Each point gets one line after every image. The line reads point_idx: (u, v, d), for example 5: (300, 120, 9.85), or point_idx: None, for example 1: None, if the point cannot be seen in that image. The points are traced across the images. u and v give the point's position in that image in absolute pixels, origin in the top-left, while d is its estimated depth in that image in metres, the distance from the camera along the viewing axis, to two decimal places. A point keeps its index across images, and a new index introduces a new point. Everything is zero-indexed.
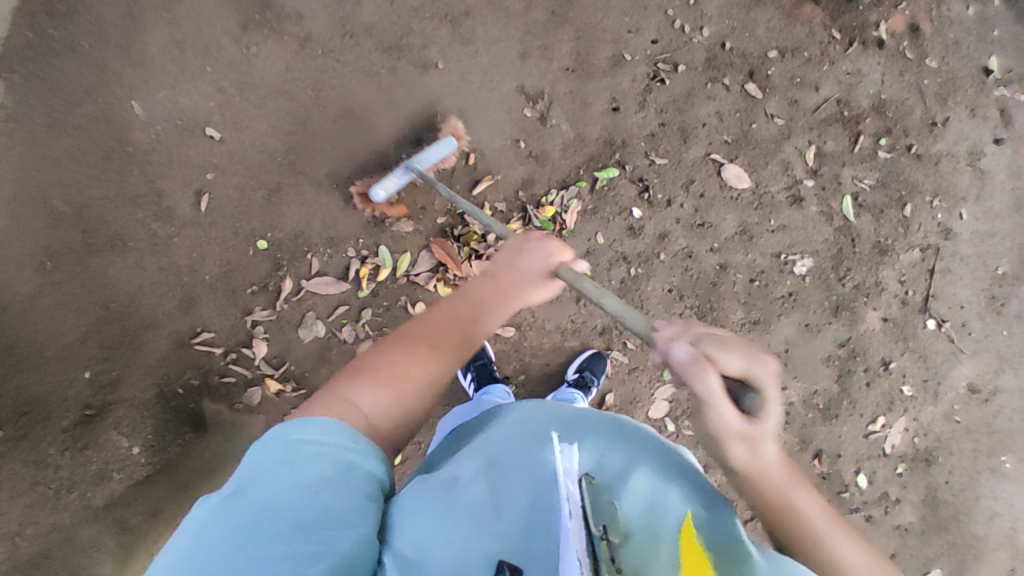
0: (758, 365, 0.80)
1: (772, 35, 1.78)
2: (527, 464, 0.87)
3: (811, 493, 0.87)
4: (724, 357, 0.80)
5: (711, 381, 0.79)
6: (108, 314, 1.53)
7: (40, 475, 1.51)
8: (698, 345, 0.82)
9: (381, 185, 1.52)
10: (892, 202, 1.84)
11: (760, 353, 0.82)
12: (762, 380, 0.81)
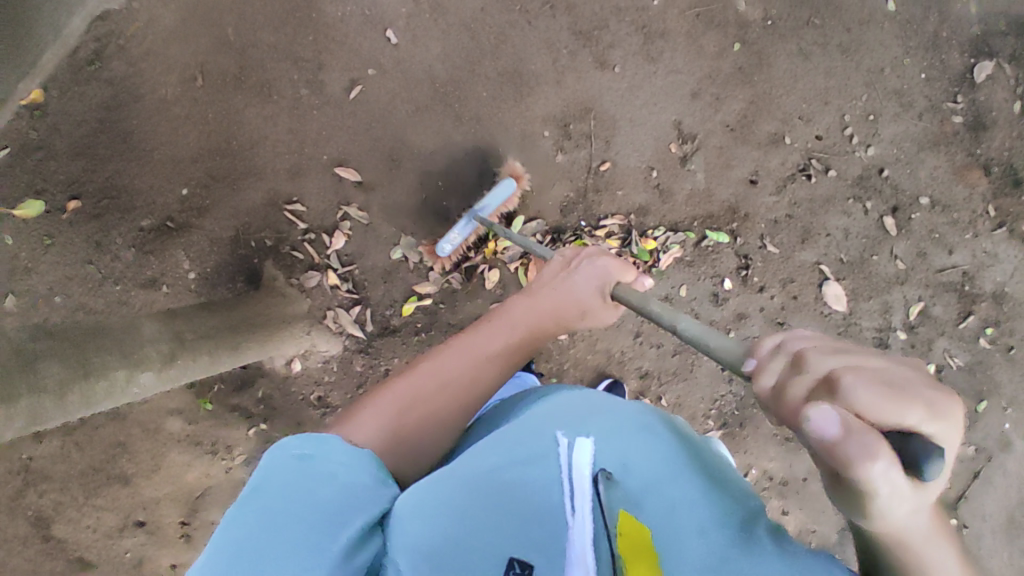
0: (936, 418, 0.53)
1: (931, 183, 1.75)
2: (539, 450, 0.82)
3: (948, 547, 0.62)
4: (886, 411, 0.51)
5: (885, 464, 0.49)
6: (225, 148, 1.59)
7: (100, 258, 1.58)
8: (862, 401, 0.51)
9: (448, 240, 1.56)
10: (968, 391, 1.79)
11: (939, 394, 0.54)
12: (946, 446, 0.53)
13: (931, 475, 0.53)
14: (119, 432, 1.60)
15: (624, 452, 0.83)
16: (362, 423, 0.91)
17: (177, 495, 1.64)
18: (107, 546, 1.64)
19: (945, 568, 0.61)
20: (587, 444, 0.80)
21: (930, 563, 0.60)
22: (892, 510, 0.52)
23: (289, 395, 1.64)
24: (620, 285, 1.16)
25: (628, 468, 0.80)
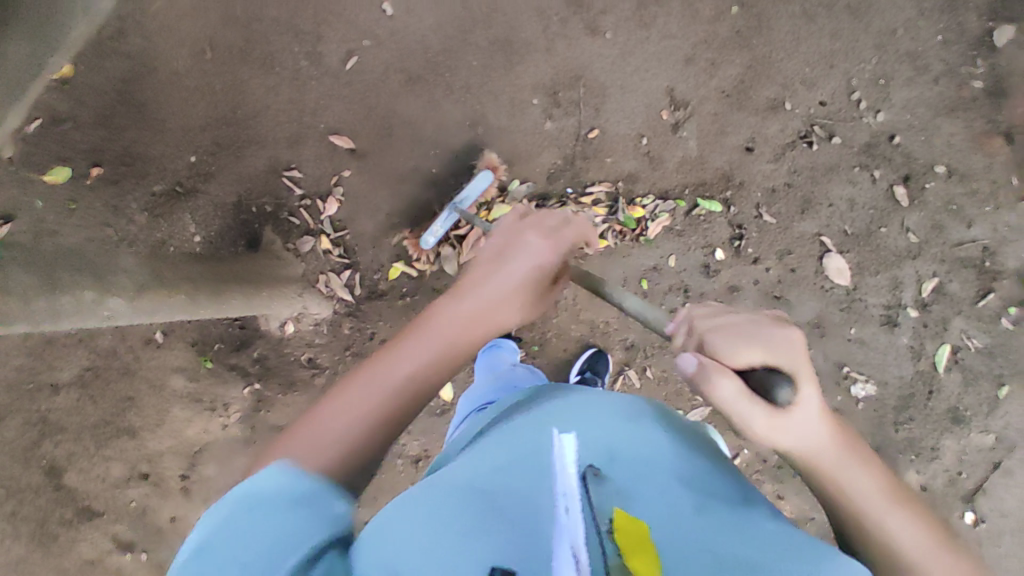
0: (775, 352, 0.80)
1: (948, 151, 1.64)
2: (526, 449, 0.76)
3: (859, 466, 0.81)
4: (738, 352, 0.81)
5: (728, 380, 0.79)
6: (230, 117, 1.69)
7: (116, 221, 1.70)
8: (719, 339, 0.83)
9: (431, 233, 1.59)
10: (989, 375, 1.67)
11: (773, 334, 0.81)
12: (797, 369, 0.80)
13: (786, 392, 0.79)
14: (128, 387, 1.72)
15: (612, 445, 0.77)
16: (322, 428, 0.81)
17: (178, 448, 1.74)
18: (114, 495, 1.75)
19: (840, 471, 0.80)
20: (573, 440, 0.75)
21: (828, 469, 0.80)
22: (754, 416, 0.79)
23: (283, 356, 1.70)
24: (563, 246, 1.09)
25: (618, 462, 0.74)
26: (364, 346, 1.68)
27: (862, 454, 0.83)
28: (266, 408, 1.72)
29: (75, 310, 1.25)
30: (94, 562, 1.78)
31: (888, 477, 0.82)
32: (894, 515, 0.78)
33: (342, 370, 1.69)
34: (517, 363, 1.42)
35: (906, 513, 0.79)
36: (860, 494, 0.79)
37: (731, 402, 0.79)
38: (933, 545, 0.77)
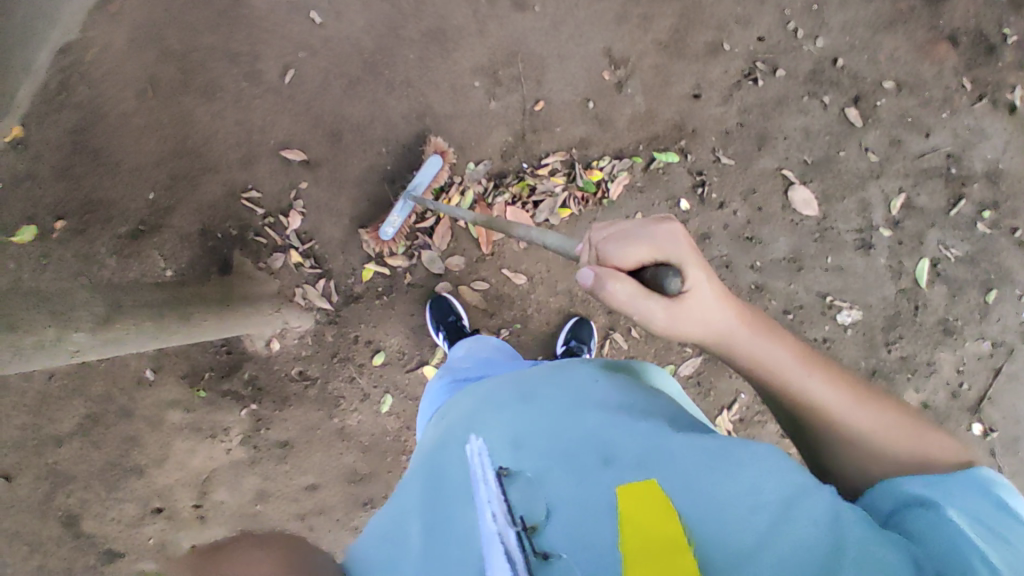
0: (658, 245, 0.85)
1: (894, 66, 1.63)
2: (455, 467, 0.85)
3: (767, 339, 0.89)
4: (625, 254, 0.85)
5: (622, 283, 0.83)
6: (182, 149, 1.70)
7: (89, 269, 1.71)
8: (612, 249, 0.86)
9: (389, 223, 1.59)
10: (973, 282, 1.66)
11: (653, 230, 0.86)
12: (681, 257, 0.85)
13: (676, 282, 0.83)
14: (128, 427, 1.73)
15: (524, 427, 0.84)
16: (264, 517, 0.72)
17: (186, 479, 1.75)
18: (132, 534, 1.77)
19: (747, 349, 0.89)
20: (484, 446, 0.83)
21: (736, 346, 0.89)
22: (653, 312, 0.84)
23: (273, 374, 1.71)
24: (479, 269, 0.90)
25: (527, 444, 0.81)
26: (351, 349, 1.68)
27: (769, 331, 0.90)
28: (266, 426, 1.72)
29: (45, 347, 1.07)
30: None
31: (794, 345, 0.90)
32: (814, 378, 0.84)
33: (333, 377, 1.69)
34: (489, 344, 1.41)
35: (825, 374, 0.85)
36: (784, 369, 0.86)
37: (630, 303, 0.83)
38: (859, 397, 0.83)
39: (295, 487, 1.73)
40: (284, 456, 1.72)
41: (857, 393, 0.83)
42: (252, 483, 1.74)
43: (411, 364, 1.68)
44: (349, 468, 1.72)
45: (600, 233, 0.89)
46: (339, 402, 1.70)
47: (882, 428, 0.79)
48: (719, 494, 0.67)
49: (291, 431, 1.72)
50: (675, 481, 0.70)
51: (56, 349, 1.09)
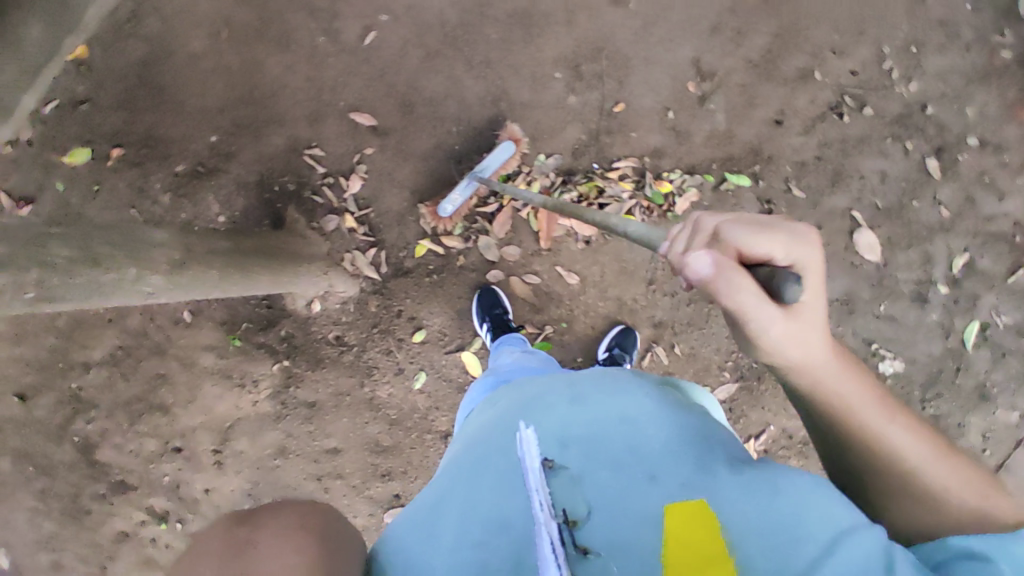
0: (796, 245, 0.69)
1: (982, 122, 1.59)
2: (493, 452, 0.79)
3: (854, 377, 0.77)
4: (751, 244, 0.69)
5: (740, 283, 0.68)
6: (248, 97, 1.67)
7: (142, 203, 1.70)
8: (736, 239, 0.69)
9: (449, 201, 1.58)
10: (1019, 352, 1.65)
11: (794, 227, 0.69)
12: (807, 268, 0.70)
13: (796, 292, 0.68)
14: (159, 365, 1.73)
15: (571, 423, 0.80)
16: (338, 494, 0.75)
17: (209, 424, 1.76)
18: (147, 470, 1.77)
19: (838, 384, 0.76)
20: (533, 434, 0.78)
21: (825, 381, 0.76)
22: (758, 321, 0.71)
23: (311, 335, 1.71)
24: None
25: (576, 443, 0.77)
26: (392, 323, 1.68)
27: (857, 370, 0.78)
28: (296, 384, 1.72)
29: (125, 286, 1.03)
30: (128, 538, 1.79)
31: (881, 388, 0.78)
32: (897, 428, 0.74)
33: (370, 347, 1.69)
34: (525, 349, 1.45)
35: (908, 425, 0.75)
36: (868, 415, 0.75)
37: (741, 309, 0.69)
38: (941, 456, 0.74)
39: (317, 449, 1.74)
40: (310, 417, 1.73)
41: (942, 454, 0.74)
42: (274, 439, 1.75)
43: (451, 346, 1.68)
44: (372, 438, 1.73)
45: (718, 220, 0.71)
46: (372, 372, 1.70)
47: (955, 494, 0.71)
48: (757, 516, 0.66)
49: (320, 393, 1.72)
50: (722, 499, 0.68)
51: (133, 288, 1.05)
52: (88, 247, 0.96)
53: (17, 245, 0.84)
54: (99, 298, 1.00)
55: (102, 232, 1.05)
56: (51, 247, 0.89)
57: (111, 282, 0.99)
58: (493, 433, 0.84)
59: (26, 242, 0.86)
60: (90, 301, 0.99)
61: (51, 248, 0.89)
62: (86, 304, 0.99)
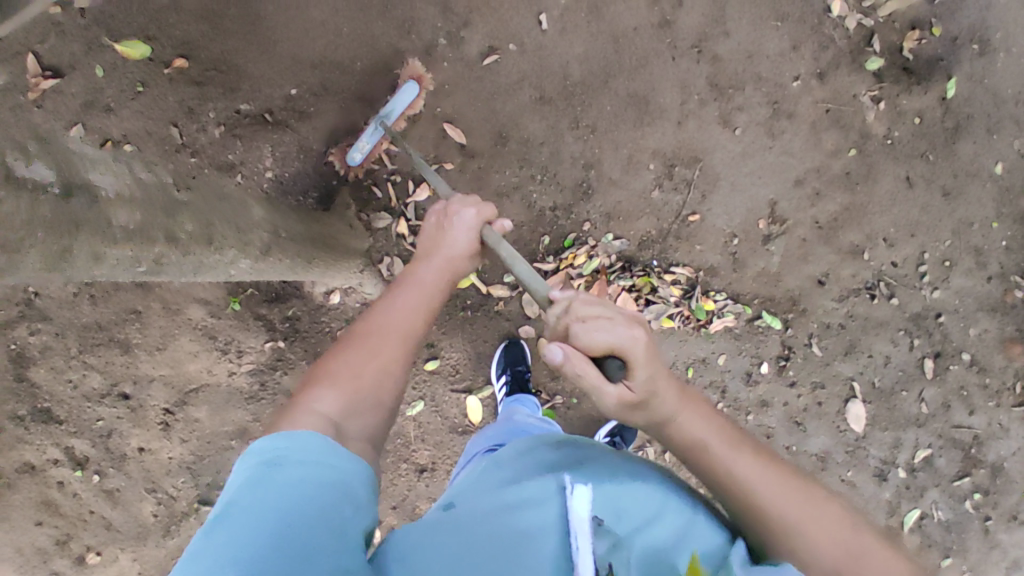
0: (627, 339, 0.86)
1: (976, 343, 1.78)
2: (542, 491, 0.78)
3: (712, 421, 0.86)
4: (590, 336, 0.87)
5: (584, 369, 0.87)
6: (347, 66, 1.57)
7: (186, 124, 1.47)
8: (580, 341, 0.89)
9: (356, 149, 1.53)
10: (941, 546, 1.83)
11: (630, 326, 0.88)
12: (640, 354, 0.86)
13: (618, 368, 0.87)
14: (138, 300, 1.53)
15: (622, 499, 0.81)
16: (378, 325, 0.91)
17: (171, 380, 1.58)
18: (81, 408, 1.56)
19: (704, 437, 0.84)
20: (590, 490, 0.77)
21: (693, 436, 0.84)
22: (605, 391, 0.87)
23: (317, 323, 1.61)
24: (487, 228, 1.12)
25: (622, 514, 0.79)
26: None
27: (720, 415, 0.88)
28: (285, 369, 1.60)
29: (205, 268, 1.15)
30: (31, 473, 1.56)
31: (746, 436, 0.86)
32: (777, 487, 0.79)
33: None
34: (538, 417, 1.40)
35: (779, 480, 0.79)
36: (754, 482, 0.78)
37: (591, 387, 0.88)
38: (803, 496, 0.78)
39: None
40: None
41: (806, 497, 0.78)
42: (237, 418, 1.60)
43: (458, 384, 1.63)
44: None
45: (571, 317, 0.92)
46: None
47: (837, 542, 0.75)
48: None
49: None
50: None
51: (221, 271, 1.17)
52: (208, 227, 1.14)
53: (156, 219, 1.07)
54: (191, 273, 1.14)
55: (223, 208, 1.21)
56: (178, 220, 1.11)
57: (208, 263, 1.14)
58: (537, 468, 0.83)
59: (162, 213, 1.09)
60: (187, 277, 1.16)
61: (179, 221, 1.11)
62: (180, 278, 1.15)
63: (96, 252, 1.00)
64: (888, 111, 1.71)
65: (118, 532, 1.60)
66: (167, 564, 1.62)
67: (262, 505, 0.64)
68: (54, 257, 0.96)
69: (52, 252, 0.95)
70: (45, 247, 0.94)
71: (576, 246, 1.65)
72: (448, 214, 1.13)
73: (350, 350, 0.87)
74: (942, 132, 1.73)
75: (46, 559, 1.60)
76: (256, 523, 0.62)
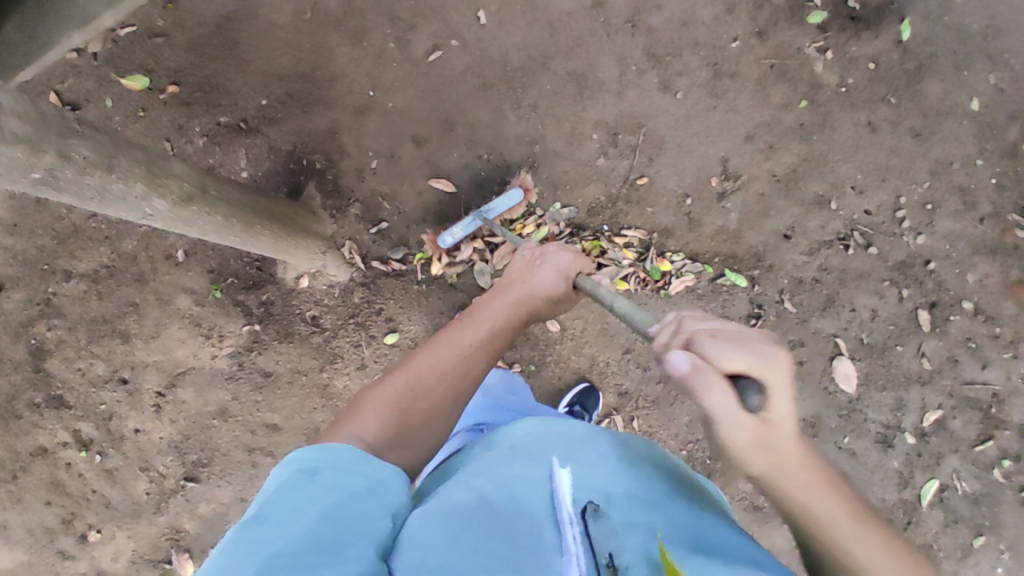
0: (765, 364, 0.67)
1: (977, 290, 1.63)
2: (528, 483, 0.79)
3: (839, 495, 0.69)
4: (723, 354, 0.67)
5: (712, 391, 0.67)
6: (309, 75, 1.76)
7: (177, 139, 1.77)
8: (714, 355, 0.68)
9: (450, 232, 1.65)
10: (968, 522, 1.63)
11: (771, 348, 0.68)
12: (779, 387, 0.68)
13: (755, 398, 0.68)
14: (136, 293, 1.73)
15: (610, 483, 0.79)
16: (453, 347, 0.98)
17: (163, 364, 1.73)
18: (88, 393, 1.73)
19: (828, 511, 0.68)
20: (569, 475, 0.78)
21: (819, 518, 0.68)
22: (730, 426, 0.67)
23: (289, 306, 1.72)
24: (581, 277, 1.22)
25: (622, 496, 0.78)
26: (370, 318, 1.70)
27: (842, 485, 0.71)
28: (259, 351, 1.71)
29: (111, 200, 0.92)
30: (43, 455, 1.73)
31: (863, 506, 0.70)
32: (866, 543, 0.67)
33: (342, 336, 1.69)
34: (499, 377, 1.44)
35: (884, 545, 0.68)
36: (824, 511, 0.68)
37: (712, 414, 0.67)
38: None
39: (258, 420, 1.70)
40: (262, 386, 1.70)
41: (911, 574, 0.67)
42: (219, 397, 1.71)
43: None
44: (314, 426, 1.69)
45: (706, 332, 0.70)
46: (335, 360, 1.69)
47: None
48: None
49: (279, 365, 1.70)
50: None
51: (135, 206, 0.96)
52: (109, 154, 0.89)
53: (47, 132, 0.78)
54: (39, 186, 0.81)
55: (126, 145, 0.96)
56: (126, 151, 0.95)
57: (113, 193, 0.91)
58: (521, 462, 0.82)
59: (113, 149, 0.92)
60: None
61: (73, 142, 0.82)
62: (79, 204, 0.89)
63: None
64: (837, 61, 1.69)
65: (115, 511, 1.72)
66: (158, 542, 1.71)
67: (286, 516, 0.65)
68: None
69: None
70: None
71: (525, 218, 1.70)
72: (542, 254, 1.25)
73: (426, 362, 0.94)
74: (900, 74, 1.67)
75: (50, 540, 1.73)
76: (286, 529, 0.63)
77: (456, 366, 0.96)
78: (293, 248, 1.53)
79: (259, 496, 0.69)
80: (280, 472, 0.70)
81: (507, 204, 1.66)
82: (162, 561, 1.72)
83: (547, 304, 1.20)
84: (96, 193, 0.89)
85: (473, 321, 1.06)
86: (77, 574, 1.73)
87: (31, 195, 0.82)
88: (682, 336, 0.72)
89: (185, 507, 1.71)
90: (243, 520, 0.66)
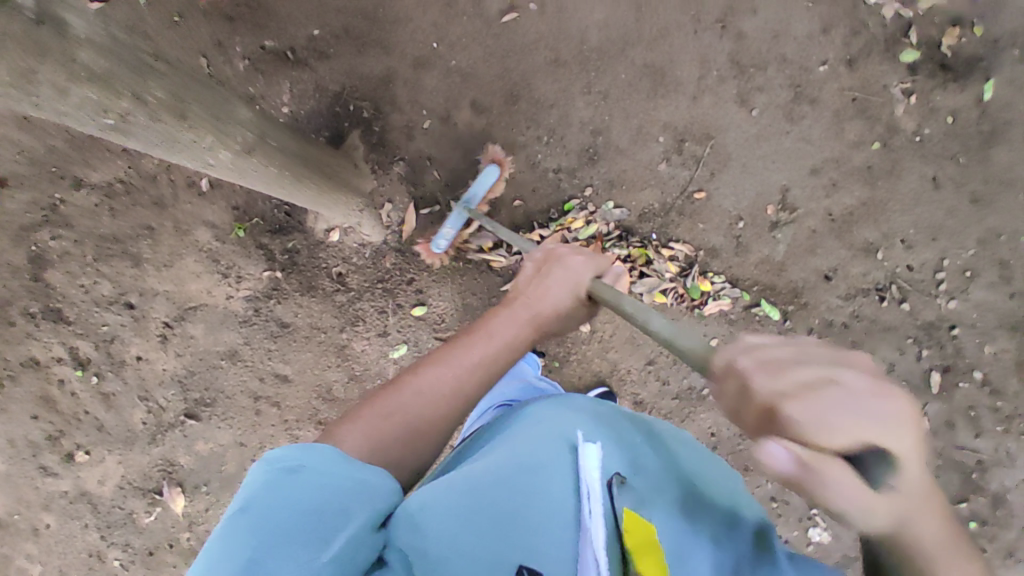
0: (879, 421, 0.53)
1: (992, 362, 1.68)
2: (550, 455, 0.83)
3: (939, 523, 0.62)
4: (830, 419, 0.52)
5: (827, 471, 0.52)
6: (369, 12, 1.61)
7: (214, 56, 1.62)
8: (805, 430, 0.52)
9: (442, 236, 1.59)
10: None
11: (880, 397, 0.54)
12: (899, 449, 0.54)
13: (865, 462, 0.54)
14: (152, 217, 1.63)
15: (632, 463, 0.86)
16: (436, 377, 0.95)
17: (174, 296, 1.65)
18: (90, 312, 1.65)
19: (925, 536, 0.61)
20: (596, 450, 0.82)
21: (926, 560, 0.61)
22: (845, 501, 0.54)
23: (315, 258, 1.64)
24: (591, 282, 1.11)
25: (642, 478, 0.84)
26: (397, 287, 1.64)
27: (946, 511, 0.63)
28: (278, 299, 1.64)
29: (178, 147, 0.82)
30: (37, 367, 1.67)
31: (956, 529, 0.64)
32: (964, 575, 0.62)
33: (366, 299, 1.64)
34: (541, 379, 1.45)
35: None
36: (931, 556, 0.61)
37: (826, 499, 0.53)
38: None
39: (267, 369, 1.66)
40: (276, 336, 1.65)
41: None
42: (230, 339, 1.65)
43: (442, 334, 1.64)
44: (325, 384, 1.66)
45: (769, 382, 0.55)
46: (356, 323, 1.64)
47: None
48: None
49: (297, 318, 1.65)
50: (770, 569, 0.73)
51: (200, 156, 0.87)
52: (183, 97, 0.79)
53: (123, 69, 0.67)
54: (107, 128, 0.71)
55: (192, 81, 0.85)
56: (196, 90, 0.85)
57: (182, 141, 0.82)
58: (543, 436, 0.88)
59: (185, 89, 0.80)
60: (45, 115, 0.63)
61: (149, 82, 0.72)
62: (144, 149, 0.79)
63: (62, 85, 0.59)
64: (919, 108, 1.63)
65: (108, 434, 1.68)
66: (149, 472, 1.69)
67: (266, 510, 0.66)
68: (6, 85, 0.54)
69: (11, 78, 0.53)
70: (11, 64, 0.52)
71: (577, 212, 1.64)
72: (551, 266, 1.16)
73: (417, 385, 0.93)
74: (977, 134, 1.63)
75: (37, 453, 1.69)
76: (268, 523, 0.65)
77: (438, 394, 0.94)
78: (330, 203, 1.46)
79: (241, 488, 0.70)
80: (259, 470, 0.71)
81: (482, 186, 1.60)
82: (150, 491, 1.70)
83: (558, 318, 1.12)
84: (165, 140, 0.79)
85: (478, 341, 1.03)
86: (60, 491, 1.71)
87: (97, 136, 0.72)
88: (764, 395, 0.55)
89: (182, 442, 1.68)
90: (233, 510, 0.68)
